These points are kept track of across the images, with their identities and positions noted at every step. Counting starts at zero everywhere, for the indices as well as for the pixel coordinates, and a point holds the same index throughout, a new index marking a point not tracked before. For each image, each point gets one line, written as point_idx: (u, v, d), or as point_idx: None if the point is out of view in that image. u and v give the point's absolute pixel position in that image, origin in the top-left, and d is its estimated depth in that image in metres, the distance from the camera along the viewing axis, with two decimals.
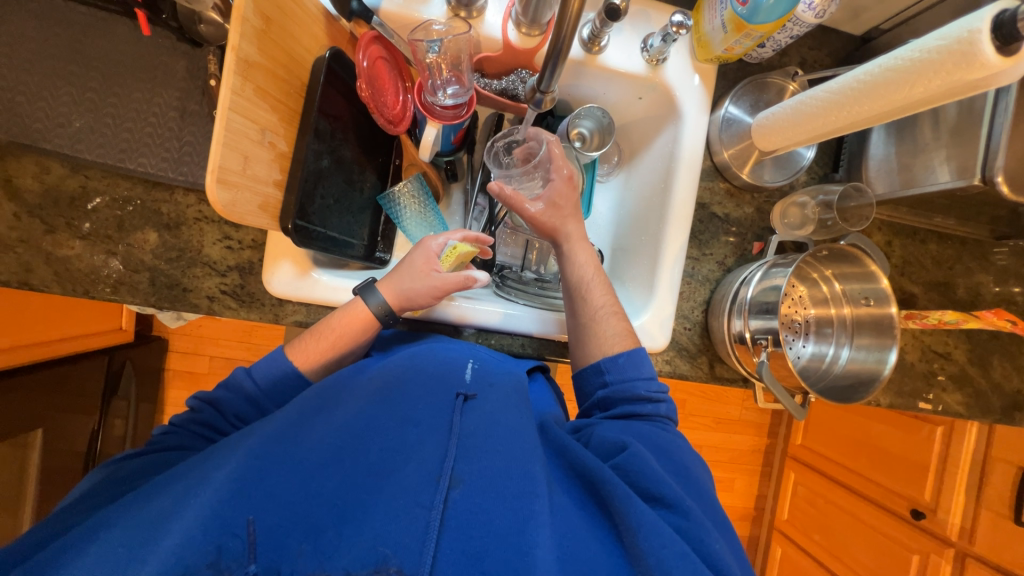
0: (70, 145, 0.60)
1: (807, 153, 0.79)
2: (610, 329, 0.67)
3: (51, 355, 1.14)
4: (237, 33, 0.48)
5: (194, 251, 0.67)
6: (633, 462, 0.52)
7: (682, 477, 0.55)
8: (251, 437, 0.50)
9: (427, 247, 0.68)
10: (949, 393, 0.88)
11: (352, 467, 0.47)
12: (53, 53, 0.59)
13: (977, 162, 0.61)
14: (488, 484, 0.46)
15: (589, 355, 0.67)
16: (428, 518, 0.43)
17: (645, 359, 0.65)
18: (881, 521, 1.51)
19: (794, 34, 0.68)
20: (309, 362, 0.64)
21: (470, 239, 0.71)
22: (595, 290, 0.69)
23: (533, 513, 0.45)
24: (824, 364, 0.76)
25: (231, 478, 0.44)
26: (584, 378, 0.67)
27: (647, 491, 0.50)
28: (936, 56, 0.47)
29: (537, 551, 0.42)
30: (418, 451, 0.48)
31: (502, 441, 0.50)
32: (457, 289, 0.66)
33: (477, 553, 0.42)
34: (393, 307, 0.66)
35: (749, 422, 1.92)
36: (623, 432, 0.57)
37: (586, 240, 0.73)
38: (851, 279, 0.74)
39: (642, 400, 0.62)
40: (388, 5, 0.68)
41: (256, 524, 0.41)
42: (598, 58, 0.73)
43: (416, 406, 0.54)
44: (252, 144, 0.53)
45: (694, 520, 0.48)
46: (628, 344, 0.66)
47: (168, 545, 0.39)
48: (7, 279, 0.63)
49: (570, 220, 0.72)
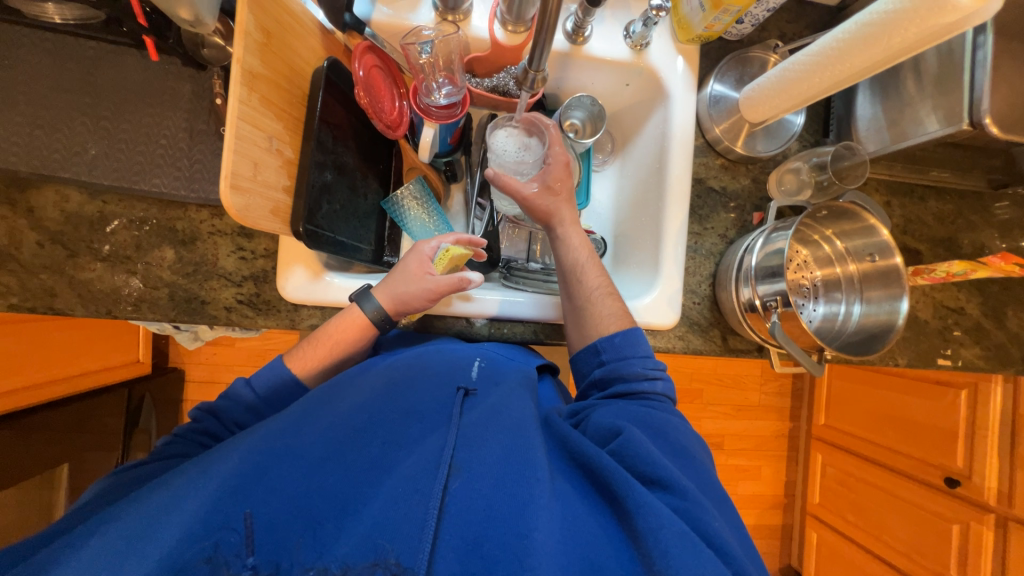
0: (88, 171, 0.63)
1: (796, 120, 0.81)
2: (606, 309, 0.68)
3: (70, 390, 1.15)
4: (241, 46, 0.51)
5: (210, 265, 0.69)
6: (629, 446, 0.53)
7: (680, 457, 0.55)
8: (254, 432, 0.53)
9: (420, 253, 0.69)
10: (967, 346, 0.88)
11: (353, 461, 0.50)
12: (67, 86, 0.63)
13: (964, 108, 0.62)
14: (487, 471, 0.48)
15: (587, 335, 0.68)
16: (427, 505, 0.45)
17: (641, 339, 0.66)
18: (914, 493, 1.48)
19: (771, 6, 0.71)
20: (306, 369, 0.65)
21: (462, 242, 0.72)
22: (590, 271, 0.71)
23: (533, 498, 0.46)
24: (837, 322, 0.76)
25: (236, 474, 0.47)
26: (580, 360, 0.69)
27: (643, 474, 0.51)
28: (909, 5, 0.48)
29: (536, 534, 0.43)
30: (419, 445, 0.51)
31: (502, 429, 0.52)
32: (451, 291, 0.67)
33: (476, 538, 0.44)
34: (389, 312, 0.67)
35: (771, 407, 1.90)
36: (619, 417, 0.58)
37: (578, 225, 0.74)
38: (852, 236, 0.74)
39: (640, 377, 0.63)
40: (379, 15, 0.72)
41: (253, 518, 0.44)
42: (583, 49, 0.76)
43: (420, 402, 0.57)
44: (261, 151, 0.56)
45: (691, 501, 0.49)
46: (623, 323, 0.67)
47: (169, 540, 0.42)
48: (33, 305, 0.65)
49: (564, 206, 0.74)
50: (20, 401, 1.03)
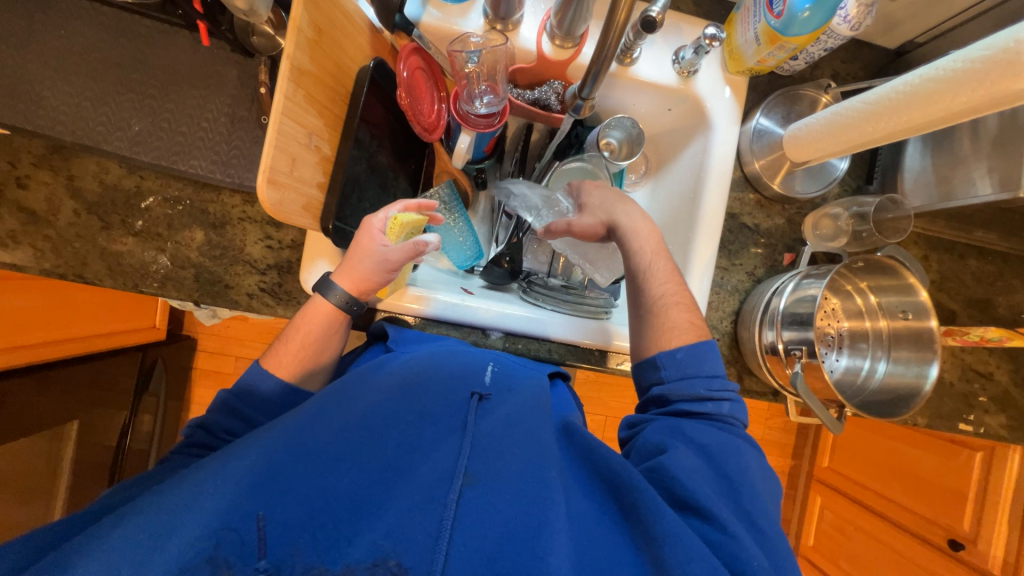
0: (129, 147, 0.64)
1: (840, 164, 0.78)
2: (671, 319, 0.64)
3: (88, 349, 1.18)
4: (292, 42, 0.51)
5: (237, 250, 0.70)
6: (671, 466, 0.52)
7: (727, 484, 0.53)
8: (270, 428, 0.50)
9: (366, 226, 0.63)
10: (991, 414, 0.85)
11: (367, 462, 0.48)
12: (118, 61, 0.64)
13: (1021, 176, 0.59)
14: (501, 484, 0.48)
15: (647, 348, 0.65)
16: (442, 514, 0.45)
17: (708, 355, 0.62)
18: (914, 550, 1.44)
19: (828, 47, 0.69)
20: (282, 368, 0.61)
21: (411, 208, 0.67)
22: (657, 277, 0.66)
23: (548, 520, 0.46)
24: (860, 378, 0.74)
25: (251, 471, 0.44)
26: (642, 371, 0.65)
27: (682, 499, 0.50)
28: (980, 66, 0.47)
29: (551, 557, 0.43)
30: (434, 451, 0.51)
31: (518, 443, 0.52)
32: (409, 258, 0.62)
33: (489, 555, 0.43)
34: (354, 293, 0.63)
35: (774, 443, 1.86)
36: (669, 436, 0.56)
37: (648, 226, 0.70)
38: (887, 291, 0.72)
39: (703, 399, 0.59)
40: (429, 18, 0.71)
41: (267, 520, 0.42)
42: (629, 70, 0.75)
43: (435, 404, 0.56)
44: (300, 147, 0.56)
45: (729, 535, 0.47)
46: (691, 336, 0.63)
47: (182, 539, 0.39)
48: (63, 271, 0.67)
49: (622, 209, 0.71)
50: (40, 356, 1.06)
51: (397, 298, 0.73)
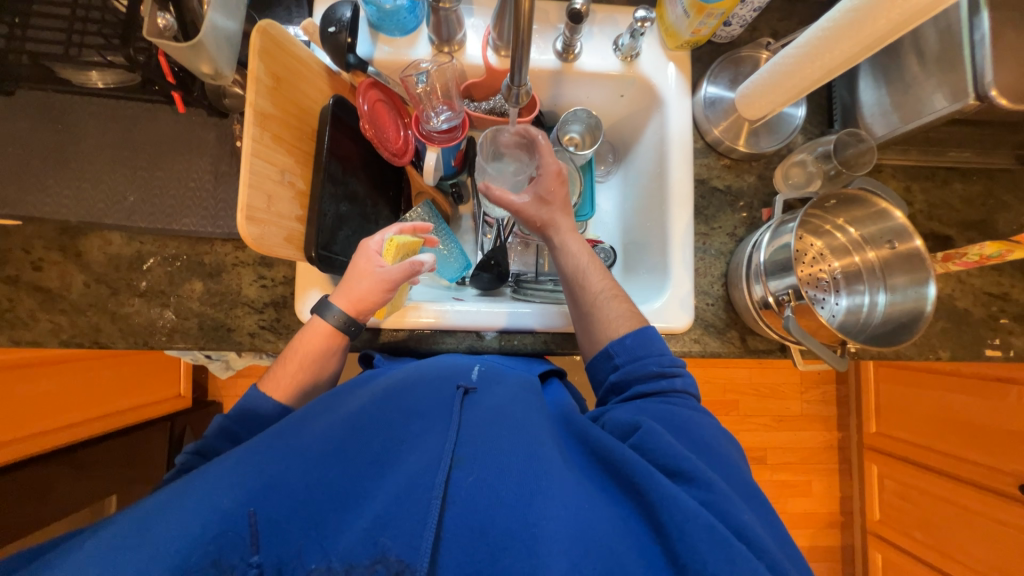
0: (128, 217, 0.70)
1: (796, 113, 0.80)
2: (613, 312, 0.66)
3: (118, 425, 1.23)
4: (253, 91, 0.56)
5: (234, 294, 0.74)
6: (649, 440, 0.52)
7: (705, 454, 0.54)
8: (254, 439, 0.51)
9: (364, 249, 0.67)
10: (1018, 335, 0.81)
11: (353, 458, 0.50)
12: (110, 143, 0.70)
13: (968, 82, 0.60)
14: (489, 462, 0.49)
15: (597, 342, 0.67)
16: (430, 495, 0.45)
17: (654, 337, 0.64)
18: (986, 504, 1.35)
19: (754, 6, 0.72)
20: (284, 391, 0.63)
21: (407, 230, 0.71)
22: (593, 275, 0.69)
23: (542, 488, 0.47)
24: (863, 315, 0.72)
25: (242, 474, 0.46)
26: (595, 366, 0.67)
27: (664, 467, 0.50)
28: None
29: (542, 522, 0.44)
30: (419, 442, 0.51)
31: (508, 427, 0.52)
32: (406, 277, 0.65)
33: (481, 526, 0.44)
34: (353, 314, 0.65)
35: (816, 417, 1.75)
36: (638, 413, 0.57)
37: (577, 232, 0.74)
38: (866, 223, 0.72)
39: (656, 376, 0.61)
40: (380, 54, 0.77)
41: (258, 516, 0.43)
42: (574, 65, 0.79)
43: (419, 400, 0.57)
44: (274, 184, 0.60)
45: (718, 493, 0.48)
46: (634, 323, 0.66)
47: (170, 543, 0.41)
48: (80, 340, 0.71)
49: (559, 214, 0.73)
50: (72, 436, 1.11)
51: (400, 318, 0.75)
